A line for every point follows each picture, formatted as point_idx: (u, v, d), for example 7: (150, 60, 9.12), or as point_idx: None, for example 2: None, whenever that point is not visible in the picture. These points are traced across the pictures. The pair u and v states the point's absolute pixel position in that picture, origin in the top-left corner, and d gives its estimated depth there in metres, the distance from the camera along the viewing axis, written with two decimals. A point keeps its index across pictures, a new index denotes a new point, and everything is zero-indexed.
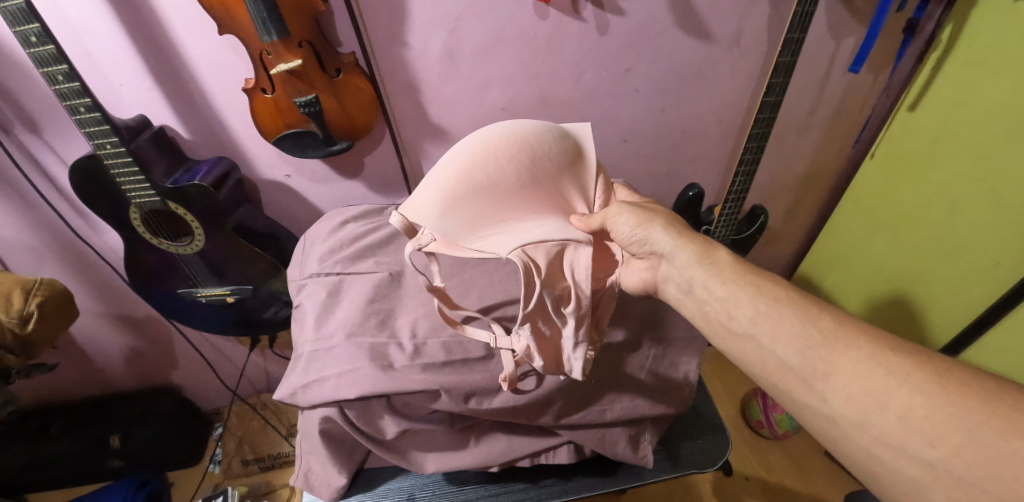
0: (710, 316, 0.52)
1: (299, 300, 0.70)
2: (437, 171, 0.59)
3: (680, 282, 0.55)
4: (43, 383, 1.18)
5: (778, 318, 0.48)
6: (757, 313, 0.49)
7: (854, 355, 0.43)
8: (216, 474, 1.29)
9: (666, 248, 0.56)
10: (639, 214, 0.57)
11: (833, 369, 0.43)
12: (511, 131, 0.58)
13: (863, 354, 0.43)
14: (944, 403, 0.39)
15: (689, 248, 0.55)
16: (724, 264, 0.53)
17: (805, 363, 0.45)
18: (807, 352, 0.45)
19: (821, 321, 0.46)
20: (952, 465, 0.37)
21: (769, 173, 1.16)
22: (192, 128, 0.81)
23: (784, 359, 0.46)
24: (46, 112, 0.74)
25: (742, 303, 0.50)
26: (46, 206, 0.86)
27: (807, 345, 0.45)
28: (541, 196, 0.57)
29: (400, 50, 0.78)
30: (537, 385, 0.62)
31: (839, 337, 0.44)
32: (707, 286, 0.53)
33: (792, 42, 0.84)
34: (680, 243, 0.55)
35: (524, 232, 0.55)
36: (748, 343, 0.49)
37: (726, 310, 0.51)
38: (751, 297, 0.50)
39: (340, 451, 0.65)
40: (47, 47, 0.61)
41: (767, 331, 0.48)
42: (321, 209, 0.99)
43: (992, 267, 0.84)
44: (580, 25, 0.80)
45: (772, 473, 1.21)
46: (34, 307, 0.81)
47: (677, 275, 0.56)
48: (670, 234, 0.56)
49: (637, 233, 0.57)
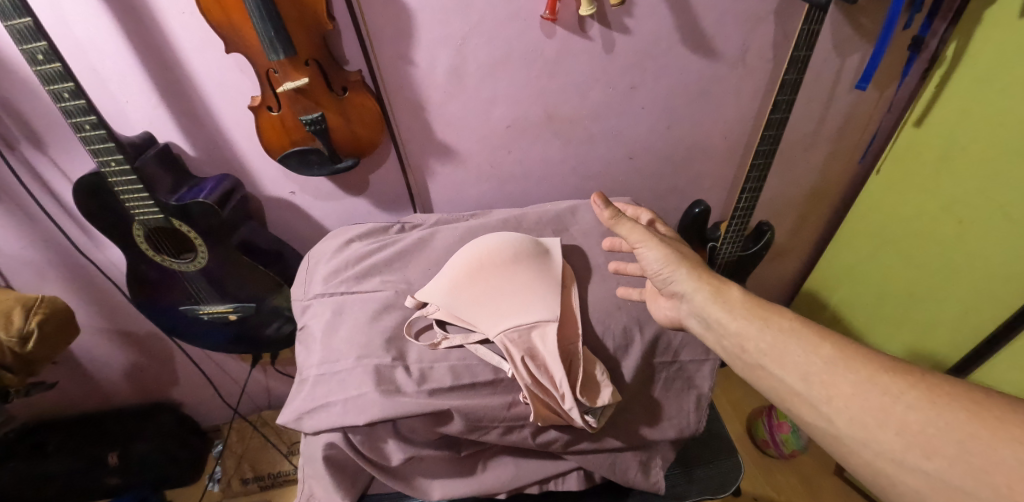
0: (727, 350, 0.51)
1: (304, 321, 0.69)
2: (438, 279, 0.66)
3: (699, 319, 0.54)
4: (41, 400, 1.16)
5: (784, 347, 0.46)
6: (765, 344, 0.48)
7: (850, 378, 0.42)
8: (215, 492, 1.26)
9: (686, 290, 0.55)
10: (668, 253, 0.56)
11: (834, 391, 0.42)
12: (499, 242, 0.67)
13: (860, 376, 0.41)
14: (937, 417, 0.37)
15: (706, 288, 0.53)
16: (735, 300, 0.51)
17: (810, 389, 0.44)
18: (810, 378, 0.44)
19: (822, 347, 0.45)
20: (949, 475, 0.35)
21: (775, 187, 1.15)
22: (197, 146, 0.81)
23: (790, 384, 0.45)
24: (50, 127, 0.74)
25: (750, 335, 0.49)
26: (48, 221, 0.85)
27: (810, 371, 0.44)
28: (528, 275, 0.64)
29: (406, 68, 0.78)
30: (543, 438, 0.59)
31: (839, 362, 0.43)
32: (722, 323, 0.51)
33: (799, 60, 0.83)
34: (697, 284, 0.54)
35: (513, 310, 0.61)
36: (760, 372, 0.48)
37: (738, 343, 0.50)
38: (762, 331, 0.48)
39: (345, 475, 0.63)
40: (53, 65, 0.61)
41: (775, 361, 0.46)
42: (326, 226, 0.98)
43: (1004, 285, 0.84)
44: (586, 44, 0.81)
45: (782, 494, 1.18)
46: (34, 325, 0.81)
47: (695, 313, 0.54)
48: (692, 275, 0.55)
49: (664, 271, 0.56)
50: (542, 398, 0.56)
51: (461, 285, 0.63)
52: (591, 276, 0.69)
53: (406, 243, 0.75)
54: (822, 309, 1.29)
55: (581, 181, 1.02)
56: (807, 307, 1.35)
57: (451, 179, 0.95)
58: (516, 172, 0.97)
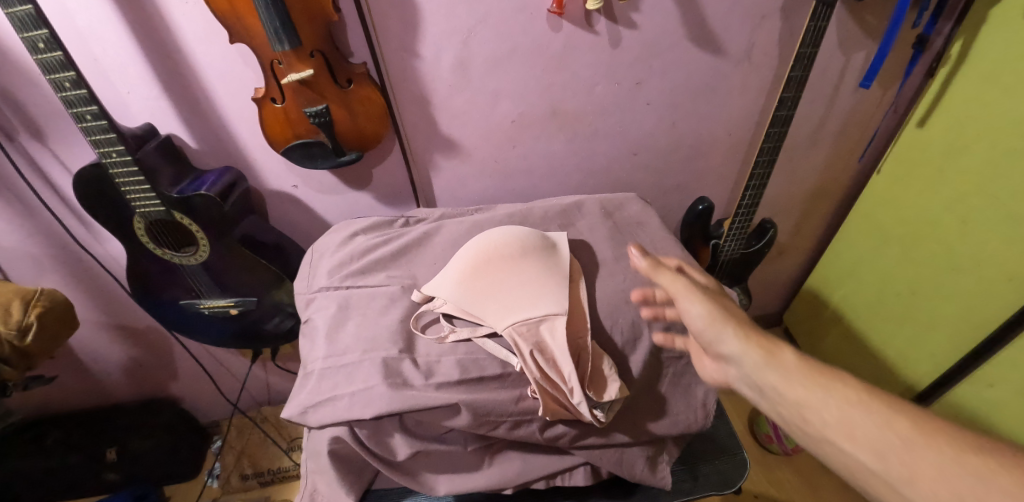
0: (790, 425, 0.42)
1: (308, 314, 0.68)
2: (444, 274, 0.66)
3: (753, 386, 0.45)
4: (39, 394, 1.15)
5: (852, 417, 0.38)
6: (829, 413, 0.39)
7: (935, 460, 0.33)
8: (213, 488, 1.25)
9: (733, 352, 0.46)
10: (713, 308, 0.48)
11: (919, 475, 0.34)
12: (508, 236, 0.66)
13: (950, 460, 0.33)
14: None
15: (756, 351, 0.45)
16: (791, 365, 0.43)
17: (890, 472, 0.35)
18: (889, 458, 0.35)
19: (900, 421, 0.36)
20: None
21: (779, 185, 1.15)
22: (200, 138, 0.80)
23: (866, 467, 0.36)
24: (50, 117, 0.73)
25: (812, 403, 0.40)
26: (48, 213, 0.84)
27: (888, 450, 0.35)
28: (536, 268, 0.63)
29: (412, 61, 0.77)
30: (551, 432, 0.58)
31: (924, 440, 0.34)
32: (778, 392, 0.42)
33: (805, 56, 0.82)
34: (746, 347, 0.45)
35: (520, 304, 0.60)
36: (825, 446, 0.39)
37: (799, 416, 0.41)
38: (824, 401, 0.40)
39: (349, 470, 0.62)
40: (55, 54, 0.59)
41: (843, 434, 0.38)
42: (328, 221, 0.98)
43: (1005, 284, 0.82)
44: (592, 38, 0.80)
45: (783, 492, 1.19)
46: (33, 318, 0.80)
47: (747, 380, 0.45)
48: (741, 334, 0.46)
49: (708, 329, 0.48)
50: (550, 392, 0.55)
51: (467, 278, 0.63)
52: (598, 271, 0.69)
53: (411, 237, 0.74)
54: (823, 307, 1.29)
55: (584, 177, 1.01)
56: (808, 305, 1.35)
57: (455, 174, 0.95)
58: (520, 167, 0.96)
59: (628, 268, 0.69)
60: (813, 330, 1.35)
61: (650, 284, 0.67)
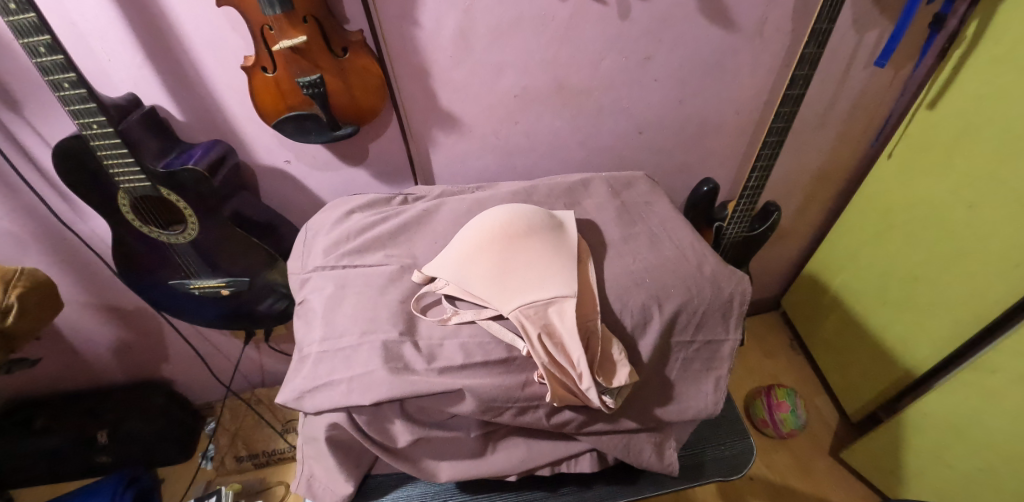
0: None
1: (302, 295, 0.65)
2: (446, 254, 0.64)
3: None
4: (25, 377, 1.12)
5: None
6: None
7: None
8: (208, 470, 1.24)
9: None
10: None
11: None
12: (513, 214, 0.64)
13: None
14: None
15: None
16: None
17: None
18: None
19: None
20: None
21: (785, 167, 1.12)
22: (187, 109, 0.76)
23: None
24: (25, 87, 0.69)
25: None
26: (27, 190, 0.80)
27: None
28: (544, 247, 0.61)
29: (410, 29, 0.72)
30: (556, 417, 0.57)
31: None
32: None
33: (820, 33, 0.78)
34: None
35: (529, 286, 0.57)
36: None
37: None
38: None
39: (347, 456, 0.60)
40: (27, 15, 0.54)
41: None
42: (323, 198, 0.94)
43: (1011, 269, 0.81)
44: (600, 9, 0.76)
45: (777, 474, 1.20)
46: (14, 299, 0.77)
47: None
48: None
49: None
50: (558, 377, 0.53)
51: (471, 259, 0.60)
52: (605, 252, 0.67)
53: (410, 216, 0.72)
54: (823, 292, 1.29)
55: (587, 155, 0.99)
56: (808, 290, 1.35)
57: (456, 151, 0.91)
58: (522, 145, 0.93)
59: (636, 249, 0.67)
60: (811, 315, 1.35)
61: (659, 267, 0.64)
